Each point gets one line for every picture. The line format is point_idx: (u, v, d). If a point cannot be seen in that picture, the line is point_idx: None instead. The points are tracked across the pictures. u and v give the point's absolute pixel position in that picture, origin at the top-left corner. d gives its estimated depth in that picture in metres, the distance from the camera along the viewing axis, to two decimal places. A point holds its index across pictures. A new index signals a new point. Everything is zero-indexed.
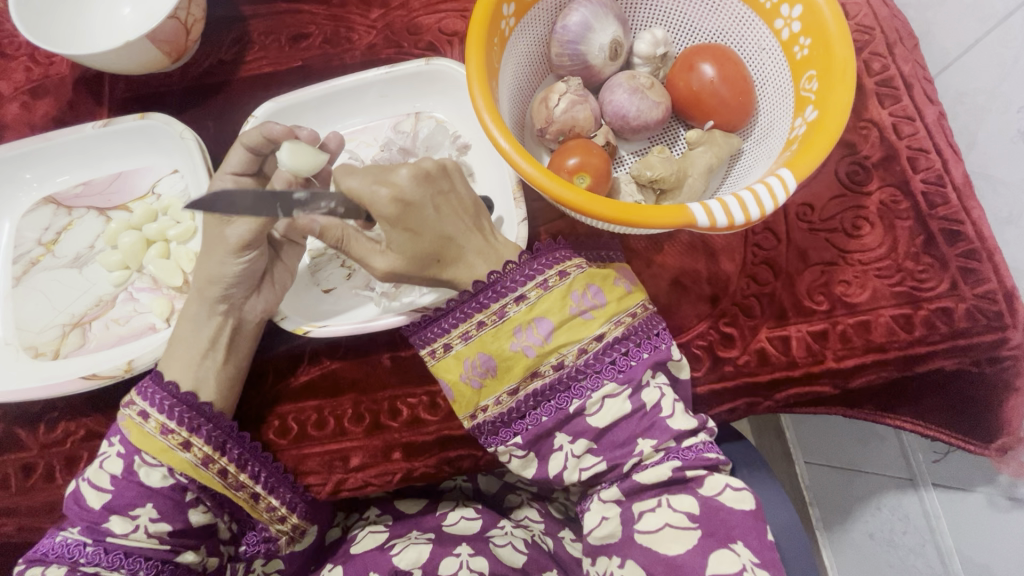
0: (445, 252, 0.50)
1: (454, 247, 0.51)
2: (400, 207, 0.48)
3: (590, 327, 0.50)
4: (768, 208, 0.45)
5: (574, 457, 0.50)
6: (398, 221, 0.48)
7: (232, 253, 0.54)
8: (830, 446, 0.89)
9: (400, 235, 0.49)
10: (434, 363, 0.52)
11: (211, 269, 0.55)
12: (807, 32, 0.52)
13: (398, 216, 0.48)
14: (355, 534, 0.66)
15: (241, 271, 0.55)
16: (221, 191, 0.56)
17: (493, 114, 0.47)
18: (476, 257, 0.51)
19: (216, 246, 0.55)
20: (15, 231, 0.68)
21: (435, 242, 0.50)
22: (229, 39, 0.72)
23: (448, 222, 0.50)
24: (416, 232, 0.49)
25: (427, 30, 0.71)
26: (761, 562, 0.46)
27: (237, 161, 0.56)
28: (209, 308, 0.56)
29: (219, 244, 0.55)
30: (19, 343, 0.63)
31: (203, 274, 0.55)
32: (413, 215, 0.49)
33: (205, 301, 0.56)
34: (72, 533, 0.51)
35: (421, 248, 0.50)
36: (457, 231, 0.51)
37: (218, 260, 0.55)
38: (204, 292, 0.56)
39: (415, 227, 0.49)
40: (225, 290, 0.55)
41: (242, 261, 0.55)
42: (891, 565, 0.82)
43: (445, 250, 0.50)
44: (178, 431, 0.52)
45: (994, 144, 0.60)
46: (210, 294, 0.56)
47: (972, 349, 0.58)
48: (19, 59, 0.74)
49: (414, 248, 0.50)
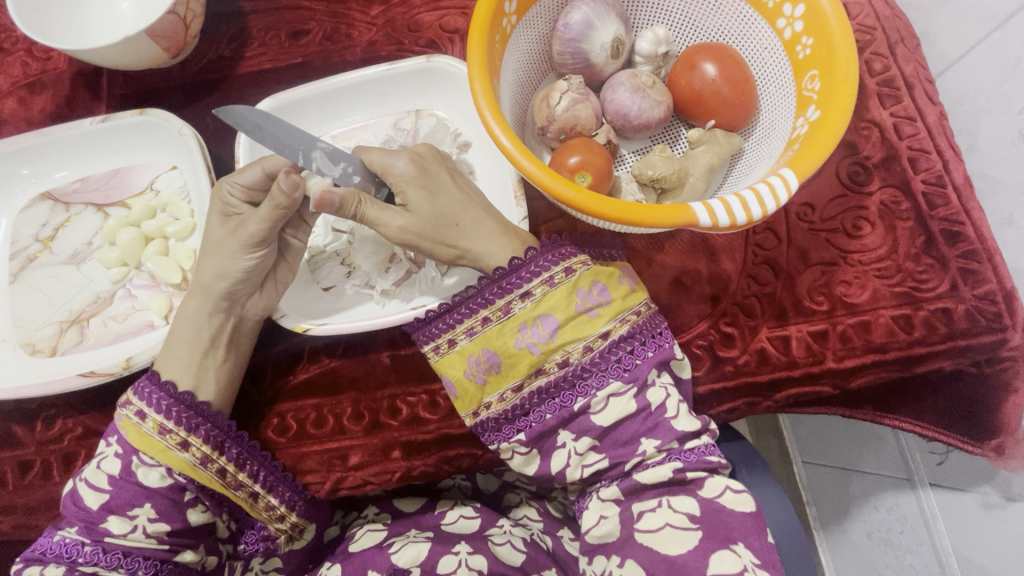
0: (462, 215, 0.52)
1: (470, 213, 0.53)
2: (418, 167, 0.52)
3: (595, 324, 0.50)
4: (770, 209, 0.44)
5: (577, 456, 0.50)
6: (416, 179, 0.52)
7: (242, 248, 0.55)
8: (827, 445, 0.90)
9: (417, 193, 0.52)
10: (437, 359, 0.52)
11: (220, 264, 0.56)
12: (810, 31, 0.52)
13: (415, 175, 0.52)
14: (355, 532, 0.66)
15: (250, 267, 0.55)
16: (226, 193, 0.56)
17: (496, 113, 0.47)
18: (491, 224, 0.53)
19: (228, 242, 0.55)
20: (12, 227, 0.67)
21: (450, 204, 0.52)
22: (228, 36, 0.72)
23: (463, 192, 0.54)
24: (433, 192, 0.52)
25: (428, 27, 0.71)
26: (761, 563, 0.45)
27: (251, 178, 0.55)
28: (213, 306, 0.56)
29: (231, 241, 0.55)
30: (17, 339, 0.63)
31: (211, 271, 0.56)
32: (430, 176, 0.53)
33: (209, 299, 0.56)
34: (70, 532, 0.51)
35: (437, 208, 0.52)
36: (471, 200, 0.54)
37: (229, 256, 0.55)
38: (209, 288, 0.56)
39: (431, 188, 0.52)
40: (232, 286, 0.56)
41: (252, 257, 0.55)
42: (888, 565, 0.82)
43: (462, 214, 0.52)
44: (175, 430, 0.52)
45: (993, 145, 0.59)
46: (215, 291, 0.56)
47: (971, 350, 0.58)
48: (15, 54, 0.74)
49: (430, 207, 0.52)
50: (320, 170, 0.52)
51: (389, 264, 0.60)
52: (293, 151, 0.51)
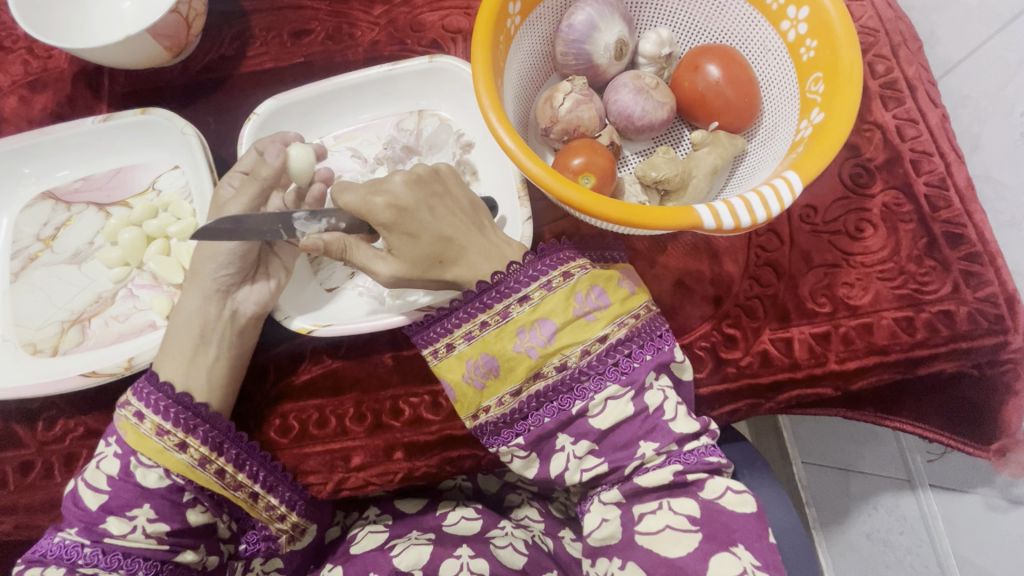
0: (445, 252, 0.51)
1: (454, 246, 0.51)
2: (397, 212, 0.50)
3: (594, 328, 0.50)
4: (774, 211, 0.44)
5: (575, 459, 0.50)
6: (394, 225, 0.50)
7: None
8: (827, 446, 0.90)
9: (398, 240, 0.50)
10: (436, 363, 0.52)
11: (209, 248, 0.57)
12: (813, 34, 0.52)
13: (396, 222, 0.50)
14: (355, 533, 0.66)
15: (233, 248, 0.56)
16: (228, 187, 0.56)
17: (499, 114, 0.47)
18: (476, 253, 0.51)
19: (215, 223, 0.57)
20: (13, 226, 0.67)
21: (434, 243, 0.50)
22: (230, 35, 0.72)
23: (445, 221, 0.51)
24: (415, 233, 0.50)
25: (430, 27, 0.70)
26: (762, 565, 0.45)
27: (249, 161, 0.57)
28: (204, 295, 0.57)
29: (218, 220, 0.57)
30: (18, 339, 0.62)
31: (201, 256, 0.57)
32: (409, 217, 0.50)
33: (198, 286, 0.57)
34: (70, 533, 0.51)
35: (421, 250, 0.50)
36: (454, 230, 0.51)
37: None
38: (199, 274, 0.57)
39: (413, 230, 0.50)
40: (219, 270, 0.57)
41: (236, 237, 0.56)
42: (887, 566, 0.82)
43: (445, 249, 0.51)
44: (174, 432, 0.52)
45: (995, 148, 0.60)
46: (202, 276, 0.57)
47: (973, 352, 0.58)
48: (16, 52, 0.73)
49: (414, 250, 0.50)
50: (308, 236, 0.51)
51: None
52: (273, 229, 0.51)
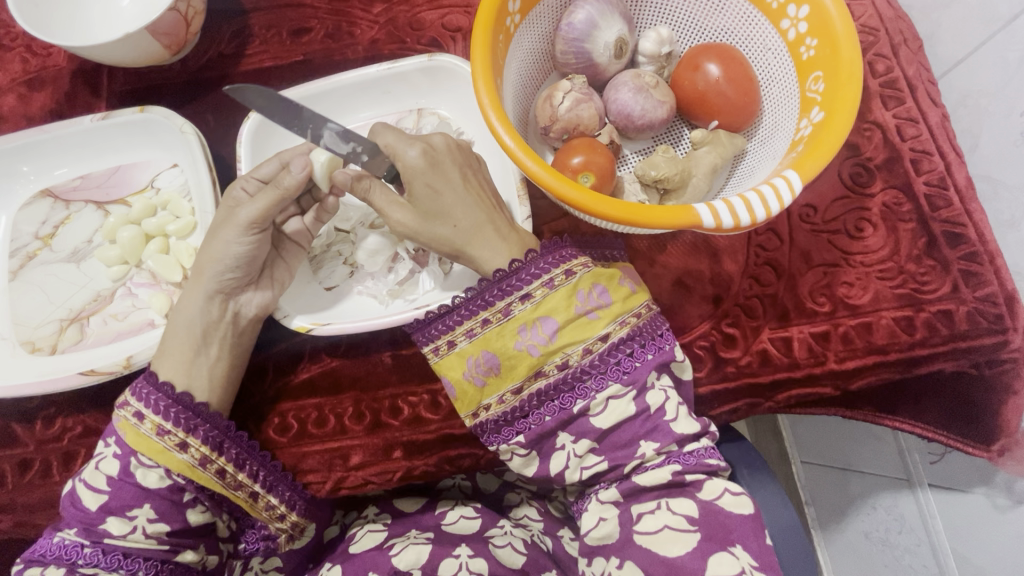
0: (462, 217, 0.51)
1: (472, 217, 0.52)
2: (429, 161, 0.51)
3: (595, 327, 0.49)
4: (774, 210, 0.44)
5: (576, 457, 0.50)
6: (424, 174, 0.50)
7: (238, 232, 0.55)
8: (827, 445, 0.89)
9: (422, 189, 0.51)
10: (436, 360, 0.52)
11: (215, 249, 0.55)
12: (814, 33, 0.52)
13: (425, 170, 0.50)
14: (355, 532, 0.66)
15: (241, 253, 0.55)
16: (240, 189, 0.56)
17: (498, 112, 0.47)
18: (495, 233, 0.52)
19: (224, 226, 0.56)
20: (12, 224, 0.67)
21: (454, 202, 0.51)
22: (230, 32, 0.72)
23: (472, 191, 0.52)
24: (438, 189, 0.51)
25: (430, 26, 0.70)
26: (761, 565, 0.45)
27: (267, 171, 0.56)
28: (205, 296, 0.56)
29: (227, 223, 0.55)
30: (16, 338, 0.62)
31: (206, 256, 0.56)
32: (441, 173, 0.51)
33: (200, 289, 0.56)
34: (69, 534, 0.50)
35: (439, 206, 0.51)
36: (476, 202, 0.52)
37: (223, 240, 0.55)
38: (202, 275, 0.56)
39: (438, 185, 0.51)
40: (224, 274, 0.56)
41: (246, 243, 0.55)
42: (886, 566, 0.83)
43: (463, 216, 0.51)
44: (173, 431, 0.52)
45: (995, 149, 0.60)
46: (206, 279, 0.56)
47: (973, 352, 0.58)
48: (15, 50, 0.73)
49: (432, 204, 0.51)
50: (328, 147, 0.53)
51: (392, 264, 0.60)
52: (301, 126, 0.54)
